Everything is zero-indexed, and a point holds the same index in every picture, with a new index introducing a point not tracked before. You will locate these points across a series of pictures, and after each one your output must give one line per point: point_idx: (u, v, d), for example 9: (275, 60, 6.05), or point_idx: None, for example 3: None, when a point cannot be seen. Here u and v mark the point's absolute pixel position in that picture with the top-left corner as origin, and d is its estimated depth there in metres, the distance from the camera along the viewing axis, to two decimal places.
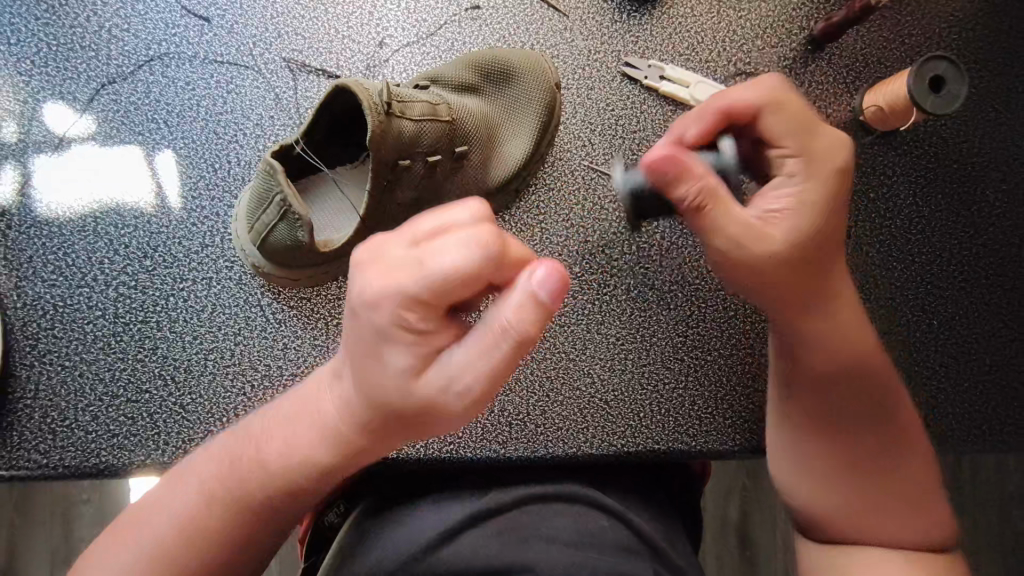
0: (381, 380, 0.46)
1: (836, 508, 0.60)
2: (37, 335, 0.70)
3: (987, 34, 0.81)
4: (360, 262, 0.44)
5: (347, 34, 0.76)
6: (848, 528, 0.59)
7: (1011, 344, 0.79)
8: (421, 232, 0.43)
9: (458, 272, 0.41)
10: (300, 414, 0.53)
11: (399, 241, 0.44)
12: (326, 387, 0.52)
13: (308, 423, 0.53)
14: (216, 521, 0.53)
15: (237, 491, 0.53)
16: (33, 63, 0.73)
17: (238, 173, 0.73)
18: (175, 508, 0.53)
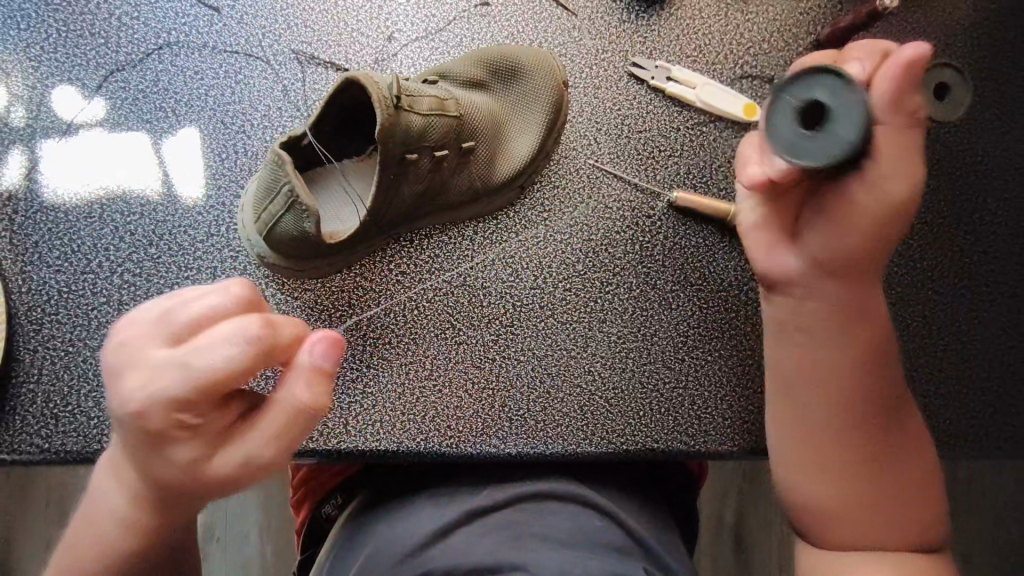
0: (164, 472, 0.46)
1: (836, 503, 0.58)
2: (41, 320, 0.70)
3: (993, 43, 0.81)
4: (117, 367, 0.44)
5: (356, 27, 0.76)
6: (843, 527, 0.58)
7: (1011, 352, 0.80)
8: (181, 330, 0.44)
9: (223, 372, 0.42)
10: (98, 508, 0.50)
11: (155, 340, 0.44)
12: (105, 481, 0.50)
13: (104, 516, 0.50)
14: None
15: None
16: (42, 48, 0.73)
17: (245, 163, 0.74)
18: None
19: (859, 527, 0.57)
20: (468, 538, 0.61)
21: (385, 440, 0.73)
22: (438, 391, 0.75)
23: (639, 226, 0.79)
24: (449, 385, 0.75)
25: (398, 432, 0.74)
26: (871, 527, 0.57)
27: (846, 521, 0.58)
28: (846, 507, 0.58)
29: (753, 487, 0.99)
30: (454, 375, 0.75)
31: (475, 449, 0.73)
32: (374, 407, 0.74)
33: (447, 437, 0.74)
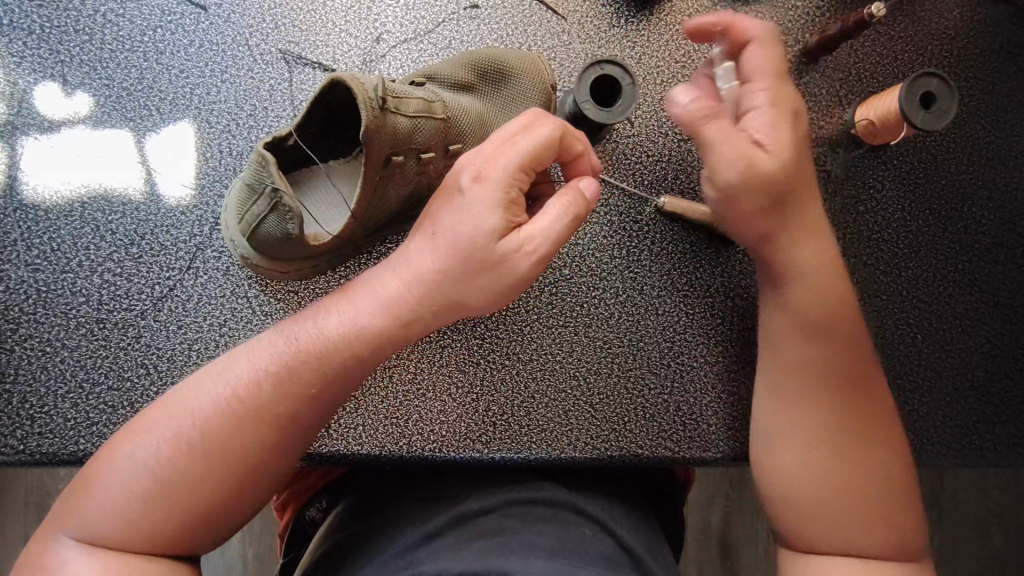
0: (259, 399, 0.56)
1: (810, 492, 0.62)
2: (19, 319, 0.69)
3: (979, 54, 0.82)
4: (297, 330, 0.60)
5: (344, 28, 0.76)
6: (825, 529, 0.61)
7: (995, 360, 0.80)
8: (341, 310, 0.60)
9: (376, 329, 0.58)
10: (166, 416, 0.57)
11: (331, 315, 0.59)
12: (174, 412, 0.57)
13: (203, 403, 0.57)
14: (238, 446, 0.55)
15: (220, 447, 0.55)
16: (24, 43, 0.72)
17: (230, 163, 0.73)
18: (177, 436, 0.55)
19: (850, 531, 0.60)
20: (453, 546, 0.61)
21: (367, 444, 0.72)
22: (422, 395, 0.74)
23: (626, 232, 0.79)
24: (432, 389, 0.74)
25: (380, 436, 0.72)
26: (851, 522, 0.60)
27: (830, 527, 0.61)
28: (822, 499, 0.61)
29: (738, 494, 1.09)
30: (438, 378, 0.75)
31: (459, 453, 0.73)
32: (357, 409, 0.73)
33: (431, 441, 0.73)
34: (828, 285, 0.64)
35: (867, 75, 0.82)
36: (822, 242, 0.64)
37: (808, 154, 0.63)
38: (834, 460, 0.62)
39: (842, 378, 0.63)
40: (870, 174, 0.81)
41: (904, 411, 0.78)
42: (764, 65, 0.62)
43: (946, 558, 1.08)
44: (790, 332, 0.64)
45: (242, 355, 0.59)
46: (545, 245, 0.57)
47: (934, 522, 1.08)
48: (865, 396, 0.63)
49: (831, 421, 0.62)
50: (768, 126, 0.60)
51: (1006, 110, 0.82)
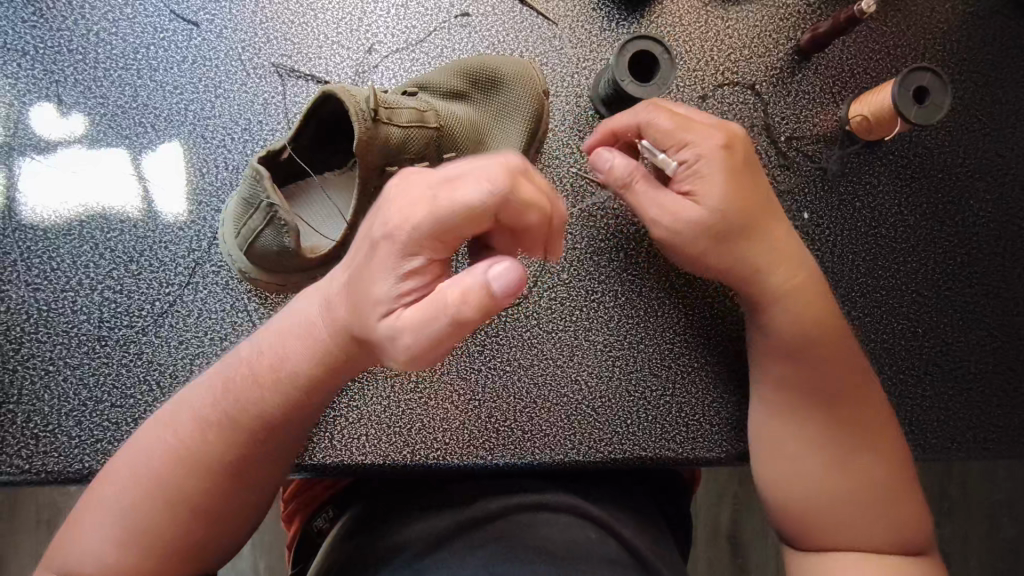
0: (202, 446, 0.56)
1: (825, 503, 0.63)
2: (21, 339, 0.69)
3: (972, 46, 0.82)
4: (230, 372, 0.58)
5: (336, 40, 0.76)
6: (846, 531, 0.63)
7: (996, 352, 0.80)
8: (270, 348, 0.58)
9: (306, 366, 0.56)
10: (122, 468, 0.57)
11: (260, 354, 0.58)
12: (131, 460, 0.57)
13: (152, 456, 0.57)
14: (195, 488, 0.56)
15: (179, 490, 0.56)
16: (19, 64, 0.73)
17: (226, 178, 0.73)
18: (134, 486, 0.56)
19: (847, 520, 0.63)
20: (458, 551, 0.61)
21: (370, 454, 0.72)
22: (423, 403, 0.74)
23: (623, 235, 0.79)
24: (433, 397, 0.74)
25: (384, 445, 0.73)
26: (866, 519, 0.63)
27: (850, 526, 0.63)
28: (835, 505, 0.63)
29: (746, 491, 1.09)
30: (440, 386, 0.75)
31: (462, 461, 0.73)
32: (359, 419, 0.73)
33: (434, 449, 0.73)
34: (812, 311, 0.65)
35: (860, 71, 0.81)
36: (797, 266, 0.65)
37: (754, 190, 0.64)
38: (831, 457, 0.64)
39: (831, 394, 0.64)
40: (866, 170, 0.81)
41: (908, 405, 0.78)
42: (670, 123, 0.63)
43: (957, 550, 1.08)
44: (775, 360, 0.66)
45: (186, 395, 0.59)
46: (410, 339, 0.48)
47: (945, 515, 1.08)
48: (859, 403, 0.65)
49: (823, 427, 0.64)
50: (705, 179, 0.62)
51: (1000, 101, 0.82)
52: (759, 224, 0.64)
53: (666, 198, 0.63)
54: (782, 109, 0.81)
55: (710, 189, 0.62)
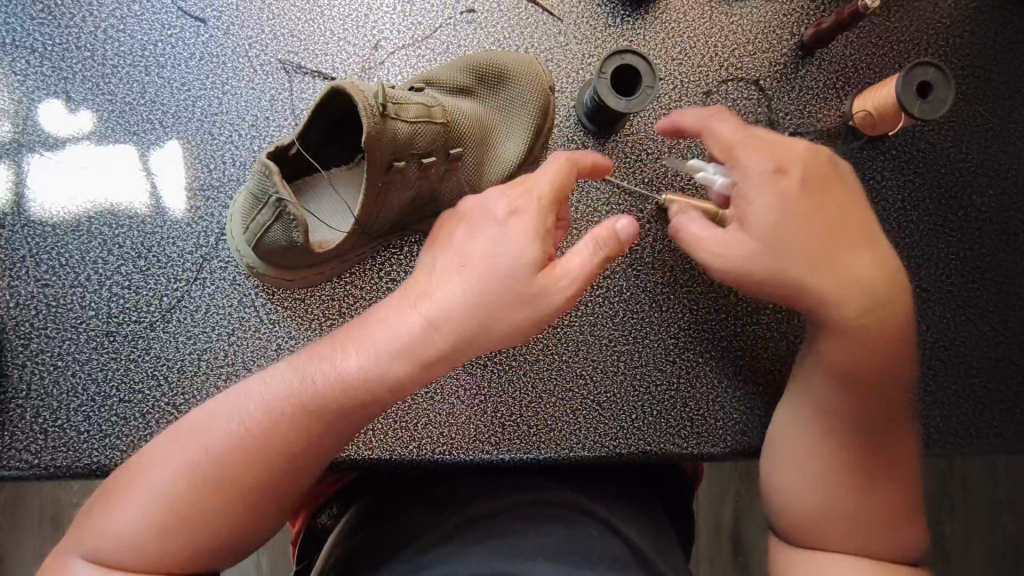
0: (274, 435, 0.55)
1: (838, 508, 0.61)
2: (29, 335, 0.70)
3: (974, 42, 0.82)
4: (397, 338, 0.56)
5: (343, 36, 0.76)
6: (858, 543, 0.61)
7: (999, 347, 0.81)
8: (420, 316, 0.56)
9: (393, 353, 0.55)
10: (175, 443, 0.56)
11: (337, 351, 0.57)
12: (187, 437, 0.56)
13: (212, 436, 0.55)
14: (250, 479, 0.54)
15: (235, 477, 0.53)
16: (27, 61, 0.73)
17: (233, 173, 0.74)
18: (185, 465, 0.54)
19: (857, 536, 0.61)
20: (465, 545, 0.62)
21: (377, 449, 0.73)
22: (430, 398, 0.74)
23: None
24: (439, 392, 0.75)
25: (390, 440, 0.73)
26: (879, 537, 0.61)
27: (863, 540, 0.61)
28: (849, 516, 0.61)
29: (748, 488, 1.10)
30: (446, 381, 0.75)
31: (468, 455, 0.74)
32: None
33: (440, 444, 0.74)
34: (877, 339, 0.62)
35: (864, 67, 0.82)
36: (872, 293, 0.62)
37: (822, 219, 0.60)
38: (859, 477, 0.62)
39: (875, 421, 0.63)
40: (869, 165, 0.81)
41: (911, 399, 0.78)
42: (732, 129, 0.62)
43: (959, 547, 1.08)
44: (825, 378, 0.64)
45: (278, 371, 0.58)
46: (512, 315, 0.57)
47: (947, 512, 1.08)
48: (892, 428, 0.64)
49: (858, 453, 0.62)
50: (759, 204, 0.59)
51: (1003, 97, 0.83)
52: (832, 248, 0.60)
53: (716, 231, 0.60)
54: (786, 105, 0.81)
55: (769, 209, 0.59)
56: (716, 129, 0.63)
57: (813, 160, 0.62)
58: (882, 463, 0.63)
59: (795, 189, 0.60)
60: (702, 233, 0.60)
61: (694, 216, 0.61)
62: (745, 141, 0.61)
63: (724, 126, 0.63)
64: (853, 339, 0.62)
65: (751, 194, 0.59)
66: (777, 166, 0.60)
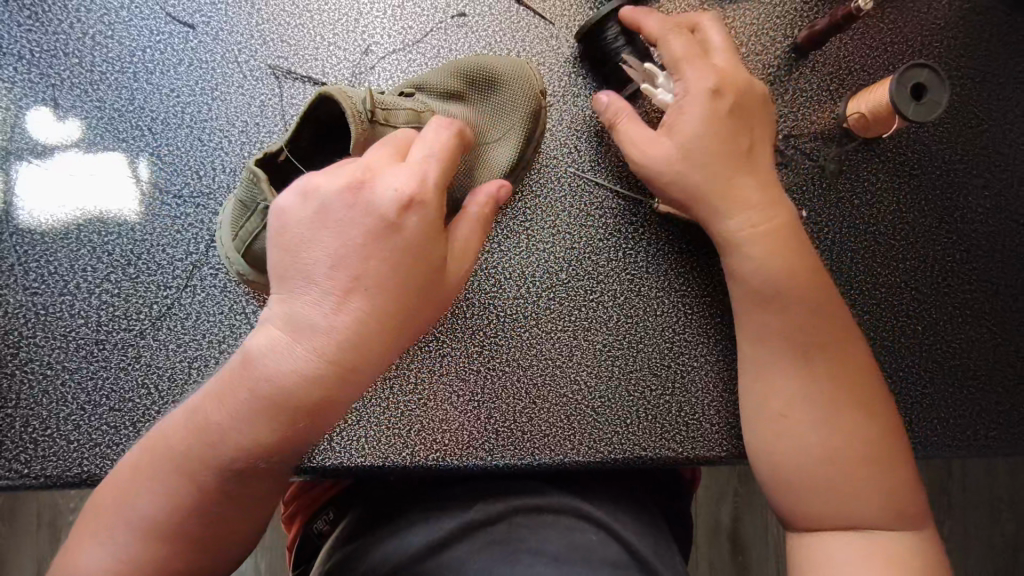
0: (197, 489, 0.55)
1: (807, 468, 0.64)
2: (19, 343, 0.69)
3: (969, 43, 0.82)
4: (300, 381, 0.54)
5: (333, 41, 0.76)
6: (838, 513, 0.63)
7: (996, 349, 0.80)
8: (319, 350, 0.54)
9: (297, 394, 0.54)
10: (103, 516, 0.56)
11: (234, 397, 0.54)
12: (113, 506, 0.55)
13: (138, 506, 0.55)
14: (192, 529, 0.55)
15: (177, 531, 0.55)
16: (15, 68, 0.73)
17: (223, 180, 0.73)
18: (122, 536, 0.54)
19: (837, 505, 0.63)
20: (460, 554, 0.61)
21: (369, 456, 0.72)
22: (423, 405, 0.74)
23: (621, 234, 0.78)
24: (432, 399, 0.74)
25: (383, 447, 0.72)
26: (851, 499, 0.62)
27: (840, 506, 0.63)
28: (821, 478, 0.63)
29: (747, 490, 1.09)
30: (439, 388, 0.74)
31: (462, 462, 0.73)
32: (358, 421, 0.72)
33: (434, 451, 0.73)
34: (781, 251, 0.66)
35: (858, 69, 0.81)
36: (775, 211, 0.68)
37: (733, 141, 0.68)
38: (819, 426, 0.64)
39: (806, 343, 0.65)
40: (865, 167, 0.81)
41: (907, 403, 0.78)
42: (679, 51, 0.70)
43: (958, 547, 1.08)
44: (755, 311, 0.67)
45: (199, 403, 0.56)
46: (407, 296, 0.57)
47: (946, 512, 1.08)
48: (839, 356, 0.66)
49: (803, 392, 0.65)
50: (684, 112, 0.69)
51: (998, 98, 0.82)
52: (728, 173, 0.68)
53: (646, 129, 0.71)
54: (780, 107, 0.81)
55: (690, 119, 0.68)
56: (670, 41, 0.71)
57: (750, 88, 0.70)
58: (832, 394, 0.64)
59: (726, 110, 0.68)
60: (632, 138, 0.71)
61: (633, 118, 0.72)
62: (693, 55, 0.70)
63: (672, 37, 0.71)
64: (770, 259, 0.66)
65: (679, 109, 0.69)
66: (709, 92, 0.68)
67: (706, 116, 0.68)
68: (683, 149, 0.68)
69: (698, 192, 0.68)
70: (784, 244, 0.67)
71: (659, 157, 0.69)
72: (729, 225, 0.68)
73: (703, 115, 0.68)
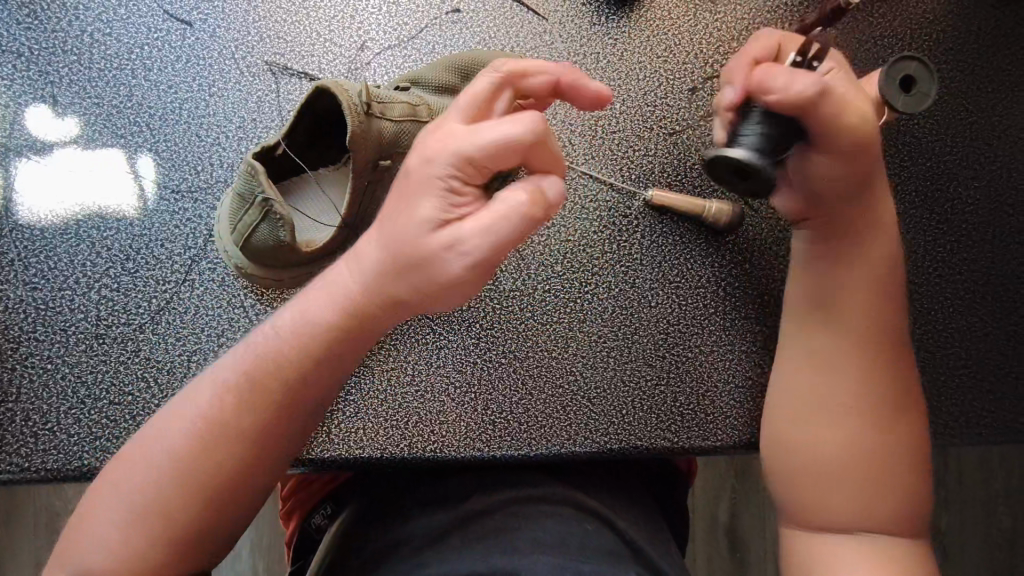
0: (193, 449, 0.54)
1: (837, 468, 0.62)
2: (19, 338, 0.70)
3: (958, 35, 0.83)
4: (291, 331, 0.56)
5: (329, 37, 0.77)
6: (834, 517, 0.61)
7: (987, 338, 0.81)
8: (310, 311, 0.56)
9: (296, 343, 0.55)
10: (118, 475, 0.54)
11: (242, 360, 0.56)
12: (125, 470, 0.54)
13: (143, 463, 0.54)
14: (189, 494, 0.53)
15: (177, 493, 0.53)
16: (14, 66, 0.73)
17: (221, 175, 0.74)
18: (124, 497, 0.53)
19: (843, 504, 0.61)
20: (458, 544, 0.62)
21: (367, 448, 0.73)
22: (420, 396, 0.75)
23: (616, 226, 0.79)
24: (430, 391, 0.75)
25: (382, 439, 0.73)
26: (860, 508, 0.61)
27: (844, 510, 0.61)
28: (839, 480, 0.62)
29: (744, 485, 1.10)
30: (436, 380, 0.75)
31: (459, 453, 0.73)
32: (357, 413, 0.73)
33: (432, 442, 0.73)
34: (878, 276, 0.65)
35: (848, 62, 0.82)
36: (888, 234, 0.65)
37: (887, 150, 0.65)
38: (861, 433, 0.62)
39: (882, 364, 0.63)
40: None
41: None
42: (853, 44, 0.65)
43: (956, 541, 1.08)
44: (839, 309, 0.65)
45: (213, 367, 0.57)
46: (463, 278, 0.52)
47: (942, 505, 1.08)
48: (902, 384, 0.64)
49: (878, 404, 0.62)
50: (861, 90, 0.62)
51: (987, 89, 0.83)
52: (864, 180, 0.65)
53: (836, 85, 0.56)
54: None
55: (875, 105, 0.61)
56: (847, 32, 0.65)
57: None
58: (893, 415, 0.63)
59: None
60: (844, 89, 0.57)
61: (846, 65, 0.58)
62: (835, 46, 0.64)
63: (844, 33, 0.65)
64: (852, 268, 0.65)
65: (863, 94, 0.61)
66: None
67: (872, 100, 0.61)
68: (879, 141, 0.60)
69: (853, 187, 0.61)
70: (868, 257, 0.64)
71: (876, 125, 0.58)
72: (822, 228, 0.66)
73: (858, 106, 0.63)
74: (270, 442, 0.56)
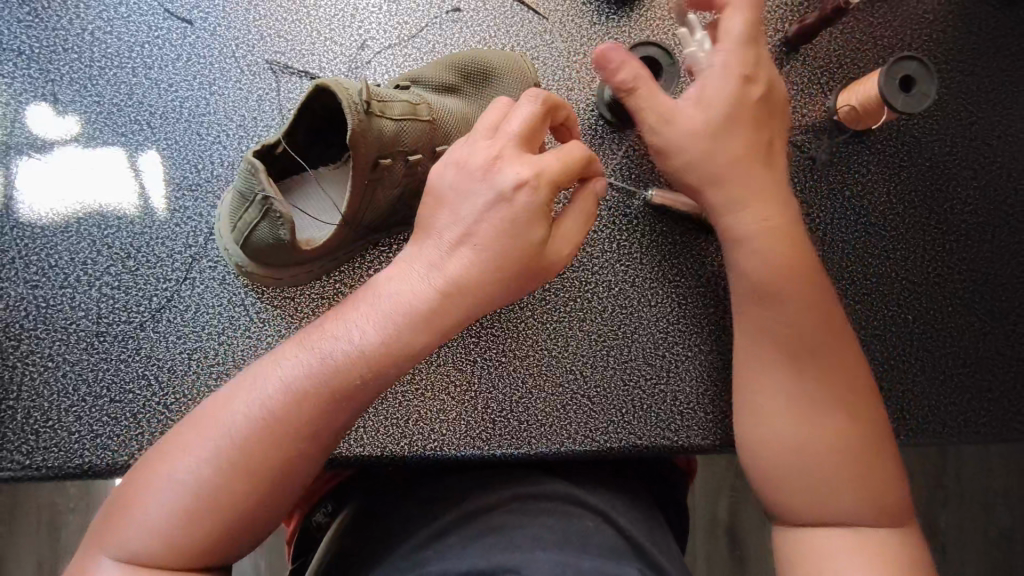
0: (250, 438, 0.53)
1: (800, 468, 0.62)
2: (19, 336, 0.70)
3: (958, 35, 0.83)
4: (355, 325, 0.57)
5: (329, 36, 0.77)
6: (819, 512, 0.61)
7: (987, 338, 0.81)
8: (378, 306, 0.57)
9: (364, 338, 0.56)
10: (170, 458, 0.54)
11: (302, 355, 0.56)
12: (179, 454, 0.53)
13: (199, 448, 0.53)
14: (244, 481, 0.53)
15: (234, 479, 0.52)
16: (15, 64, 0.74)
17: (222, 174, 0.74)
18: (177, 480, 0.53)
19: (823, 499, 0.61)
20: (458, 541, 0.62)
21: (367, 446, 0.73)
22: (420, 395, 0.75)
23: (616, 225, 0.79)
24: (430, 389, 0.75)
25: (382, 437, 0.73)
26: (831, 497, 0.61)
27: (822, 502, 0.61)
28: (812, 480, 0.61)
29: (744, 485, 1.10)
30: (437, 378, 0.75)
31: (459, 451, 0.74)
32: None
33: (432, 440, 0.74)
34: (780, 250, 0.64)
35: (848, 62, 0.83)
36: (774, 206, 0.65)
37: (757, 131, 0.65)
38: (809, 425, 0.62)
39: (804, 347, 0.63)
40: (855, 159, 0.82)
41: (899, 392, 0.79)
42: (743, 28, 0.65)
43: (955, 541, 1.08)
44: (754, 306, 0.65)
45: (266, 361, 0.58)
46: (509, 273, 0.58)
47: (940, 506, 1.09)
48: (835, 360, 0.63)
49: (809, 393, 0.63)
50: (719, 85, 0.64)
51: (988, 90, 0.83)
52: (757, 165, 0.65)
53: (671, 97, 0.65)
54: None
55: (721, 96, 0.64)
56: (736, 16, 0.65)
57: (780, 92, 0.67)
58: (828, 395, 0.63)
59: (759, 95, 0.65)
60: (654, 99, 0.64)
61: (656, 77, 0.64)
62: (750, 36, 0.65)
63: (737, 14, 0.65)
64: (759, 255, 0.64)
65: (708, 91, 0.64)
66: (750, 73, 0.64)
67: (714, 97, 0.64)
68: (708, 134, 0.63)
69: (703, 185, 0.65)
70: (769, 238, 0.64)
71: (690, 128, 0.64)
72: (732, 223, 0.65)
73: (730, 100, 0.64)
74: (320, 433, 0.55)
